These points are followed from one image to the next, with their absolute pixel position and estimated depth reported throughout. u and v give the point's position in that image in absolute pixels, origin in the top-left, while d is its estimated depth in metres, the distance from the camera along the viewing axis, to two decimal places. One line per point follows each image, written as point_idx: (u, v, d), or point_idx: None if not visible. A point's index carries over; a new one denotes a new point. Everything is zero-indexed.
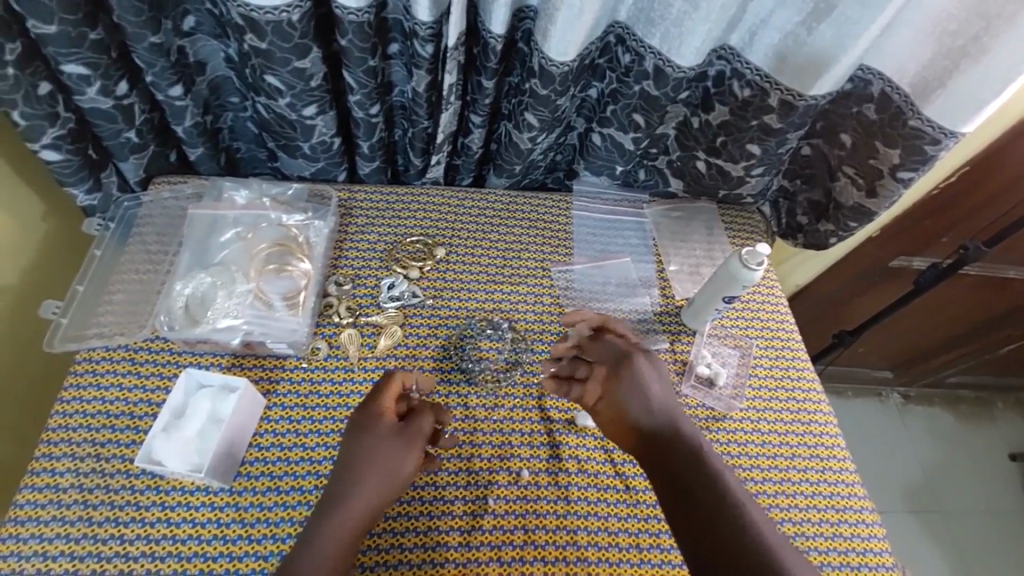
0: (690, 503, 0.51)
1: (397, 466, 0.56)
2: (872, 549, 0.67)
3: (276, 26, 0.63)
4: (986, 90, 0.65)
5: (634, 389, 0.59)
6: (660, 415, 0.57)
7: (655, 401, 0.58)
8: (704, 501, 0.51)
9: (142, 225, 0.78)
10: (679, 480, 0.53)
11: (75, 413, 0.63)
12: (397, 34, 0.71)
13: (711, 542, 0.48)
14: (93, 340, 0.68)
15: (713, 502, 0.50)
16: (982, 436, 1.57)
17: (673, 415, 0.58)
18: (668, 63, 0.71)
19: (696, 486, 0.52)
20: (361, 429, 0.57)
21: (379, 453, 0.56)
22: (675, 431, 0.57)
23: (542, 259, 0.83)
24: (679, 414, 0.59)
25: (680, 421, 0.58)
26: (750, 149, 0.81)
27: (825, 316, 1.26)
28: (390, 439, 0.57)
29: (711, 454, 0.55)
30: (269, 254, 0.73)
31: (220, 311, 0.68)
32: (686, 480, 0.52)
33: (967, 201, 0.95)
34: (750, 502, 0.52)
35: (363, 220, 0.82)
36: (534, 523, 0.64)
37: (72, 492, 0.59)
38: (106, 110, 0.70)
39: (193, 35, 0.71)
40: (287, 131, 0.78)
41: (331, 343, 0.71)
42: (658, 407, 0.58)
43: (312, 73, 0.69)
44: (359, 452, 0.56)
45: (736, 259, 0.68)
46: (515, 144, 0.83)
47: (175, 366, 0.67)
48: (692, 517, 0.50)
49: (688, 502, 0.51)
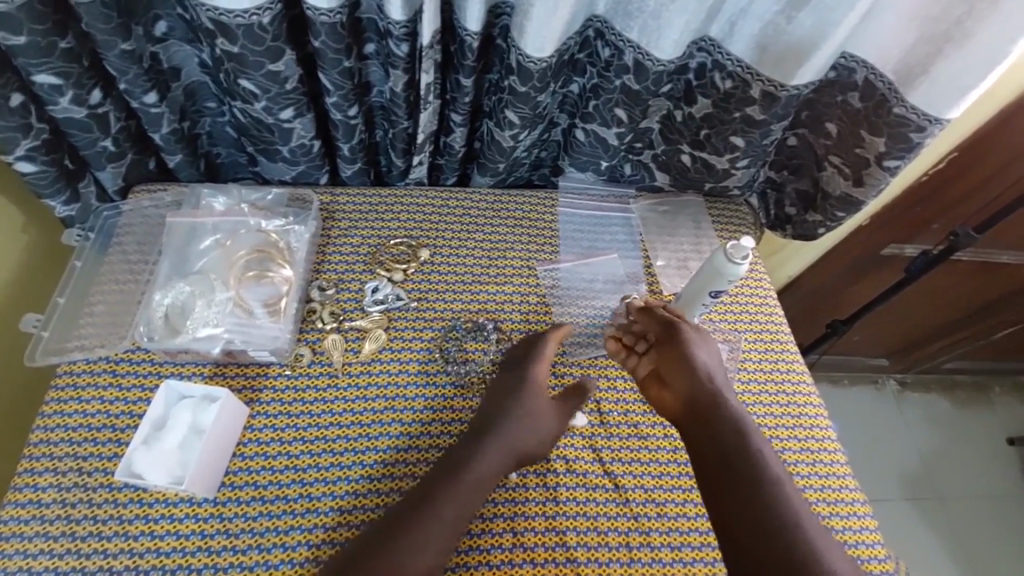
0: (730, 481, 0.57)
1: (544, 430, 0.64)
2: (864, 541, 0.67)
3: (246, 30, 0.62)
4: (971, 75, 0.64)
5: (681, 365, 0.63)
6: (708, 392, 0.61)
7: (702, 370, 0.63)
8: (743, 482, 0.56)
9: (123, 235, 0.77)
10: (723, 461, 0.58)
11: (57, 428, 0.62)
12: (372, 34, 0.70)
13: (744, 519, 0.55)
14: (74, 353, 0.67)
15: (754, 483, 0.56)
16: (979, 421, 1.56)
17: (723, 393, 0.62)
18: (648, 56, 0.70)
19: (737, 467, 0.57)
20: (518, 396, 0.65)
21: (528, 418, 0.64)
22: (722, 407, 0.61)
23: (528, 258, 0.82)
24: (723, 384, 0.63)
25: (729, 399, 0.62)
26: (734, 142, 0.80)
27: (817, 306, 1.26)
28: (540, 408, 0.65)
29: (755, 434, 0.60)
30: (248, 261, 0.73)
31: (199, 320, 0.67)
32: (730, 461, 0.58)
33: (957, 187, 0.94)
34: (789, 484, 0.57)
35: (346, 223, 0.81)
36: (524, 525, 0.63)
37: (55, 507, 0.59)
38: (81, 119, 0.69)
39: (166, 41, 0.70)
40: (265, 135, 0.77)
41: (315, 348, 0.70)
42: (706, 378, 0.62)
43: (286, 76, 0.68)
44: (511, 414, 0.63)
45: (721, 253, 0.67)
46: (497, 143, 0.82)
47: (157, 377, 0.66)
48: (728, 494, 0.56)
49: (727, 480, 0.57)
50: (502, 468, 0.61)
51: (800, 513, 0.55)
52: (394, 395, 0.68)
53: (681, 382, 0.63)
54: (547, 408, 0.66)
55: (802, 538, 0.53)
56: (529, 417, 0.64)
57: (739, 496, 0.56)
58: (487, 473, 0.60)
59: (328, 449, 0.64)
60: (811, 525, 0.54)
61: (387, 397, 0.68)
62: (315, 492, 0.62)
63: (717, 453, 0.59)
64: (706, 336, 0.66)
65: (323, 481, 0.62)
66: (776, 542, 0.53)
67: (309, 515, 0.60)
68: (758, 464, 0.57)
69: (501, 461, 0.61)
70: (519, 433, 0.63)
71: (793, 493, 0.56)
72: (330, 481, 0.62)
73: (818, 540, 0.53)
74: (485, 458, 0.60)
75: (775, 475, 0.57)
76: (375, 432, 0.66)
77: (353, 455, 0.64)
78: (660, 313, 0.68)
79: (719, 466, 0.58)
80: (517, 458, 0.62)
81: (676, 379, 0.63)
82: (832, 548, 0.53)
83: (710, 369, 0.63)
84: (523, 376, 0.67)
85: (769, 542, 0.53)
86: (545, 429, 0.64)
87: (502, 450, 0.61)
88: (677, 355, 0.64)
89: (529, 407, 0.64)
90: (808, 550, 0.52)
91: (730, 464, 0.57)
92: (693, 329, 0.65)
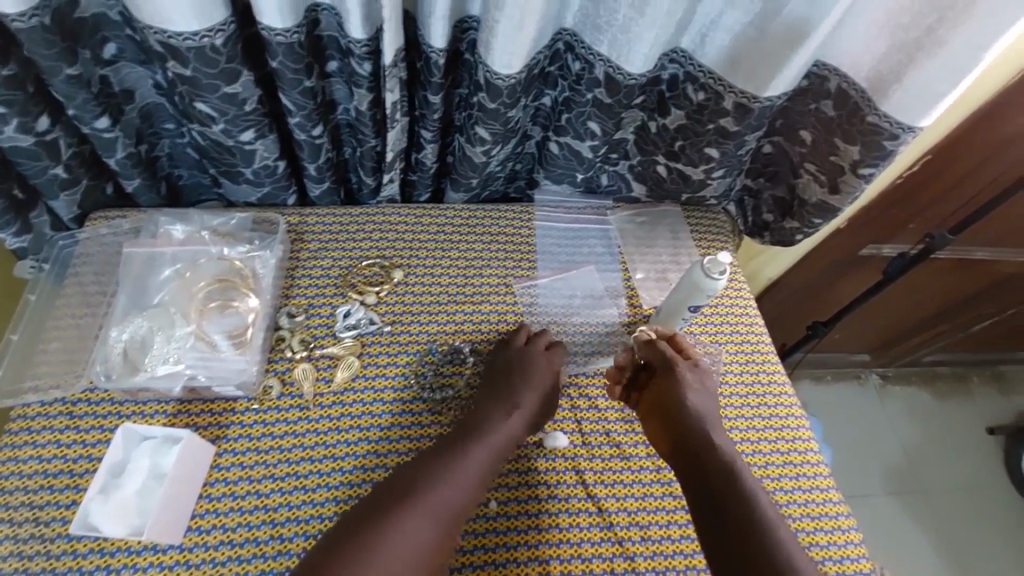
0: (709, 491, 0.60)
1: (542, 408, 0.68)
2: (849, 555, 0.66)
3: (198, 52, 0.59)
4: (943, 83, 0.63)
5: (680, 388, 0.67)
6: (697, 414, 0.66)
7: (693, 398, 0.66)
8: (722, 494, 0.59)
9: (79, 265, 0.73)
10: (707, 482, 0.60)
11: (11, 475, 0.59)
12: (334, 52, 0.68)
13: (724, 528, 0.57)
14: (28, 395, 0.64)
15: (733, 494, 0.59)
16: (960, 412, 1.59)
17: (710, 418, 0.66)
18: (619, 70, 0.69)
19: (717, 481, 0.60)
20: (525, 374, 0.68)
21: (531, 391, 0.67)
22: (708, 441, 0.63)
23: (505, 275, 0.80)
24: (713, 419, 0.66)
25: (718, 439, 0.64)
26: (709, 153, 0.79)
27: (798, 308, 1.26)
28: (543, 383, 0.68)
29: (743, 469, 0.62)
30: (210, 292, 0.71)
31: (157, 358, 0.65)
32: (709, 474, 0.61)
33: (932, 188, 0.94)
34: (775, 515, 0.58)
35: (315, 244, 0.78)
36: (506, 555, 0.62)
37: (11, 561, 0.56)
38: (28, 148, 0.65)
39: (116, 63, 0.67)
40: (227, 158, 0.74)
41: (284, 379, 0.68)
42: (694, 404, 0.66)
43: (244, 98, 0.65)
44: (517, 390, 0.66)
45: (699, 268, 0.66)
46: (469, 158, 0.80)
47: (117, 417, 0.63)
48: (708, 504, 0.59)
49: (705, 492, 0.60)
50: (511, 438, 0.64)
51: (778, 525, 0.57)
52: (368, 425, 0.66)
53: (677, 404, 0.66)
54: (549, 385, 0.69)
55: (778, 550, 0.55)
56: (534, 390, 0.67)
57: (719, 507, 0.58)
58: (470, 474, 0.59)
59: (300, 486, 0.62)
60: (789, 539, 0.56)
61: (360, 428, 0.66)
62: (287, 533, 0.59)
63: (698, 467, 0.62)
64: (702, 370, 0.69)
65: (295, 520, 0.60)
66: (753, 553, 0.55)
67: (281, 557, 0.58)
68: (739, 480, 0.60)
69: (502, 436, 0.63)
70: (523, 406, 0.66)
71: (768, 505, 0.59)
72: (302, 520, 0.60)
73: (794, 552, 0.55)
74: (464, 460, 0.60)
75: (751, 487, 0.60)
76: (349, 465, 0.63)
77: (325, 491, 0.62)
78: (665, 347, 0.70)
79: (698, 478, 0.61)
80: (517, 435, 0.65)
81: (670, 403, 0.66)
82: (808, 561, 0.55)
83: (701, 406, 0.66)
84: (529, 357, 0.70)
85: (747, 553, 0.55)
86: (547, 401, 0.68)
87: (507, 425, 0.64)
88: (676, 381, 0.67)
89: (533, 381, 0.68)
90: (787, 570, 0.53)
91: (711, 477, 0.60)
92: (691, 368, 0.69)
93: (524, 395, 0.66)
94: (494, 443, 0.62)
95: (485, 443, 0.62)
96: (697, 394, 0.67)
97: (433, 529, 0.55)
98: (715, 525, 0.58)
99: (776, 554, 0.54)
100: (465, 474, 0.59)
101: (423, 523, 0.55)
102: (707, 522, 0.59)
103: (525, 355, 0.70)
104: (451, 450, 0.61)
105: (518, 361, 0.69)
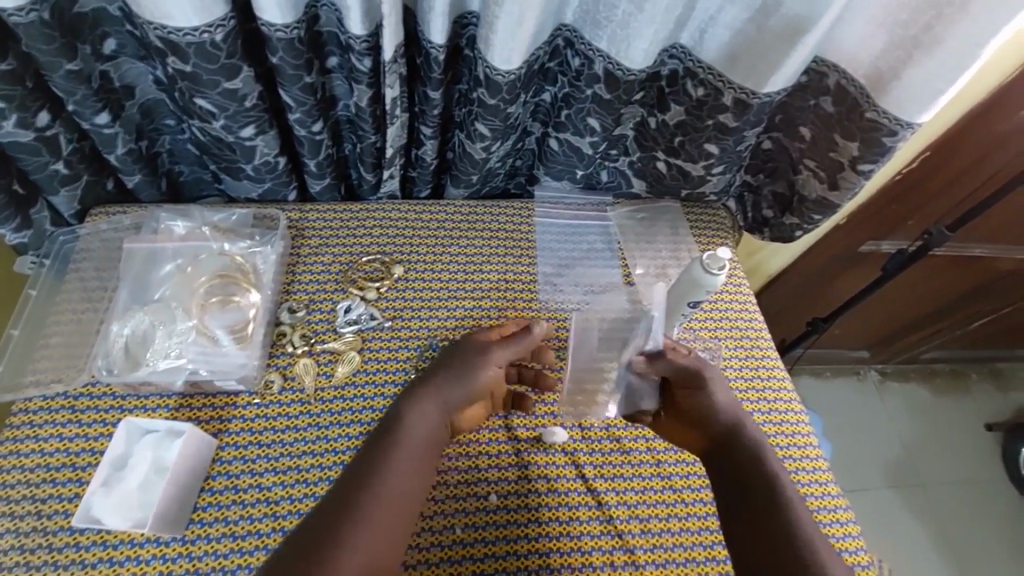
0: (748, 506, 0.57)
1: (477, 386, 0.62)
2: (847, 548, 0.67)
3: (198, 48, 0.59)
4: (941, 79, 0.63)
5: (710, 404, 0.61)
6: (732, 423, 0.61)
7: (722, 405, 0.61)
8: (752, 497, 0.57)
9: (80, 260, 0.73)
10: (741, 480, 0.59)
11: (13, 469, 0.60)
12: (334, 47, 0.68)
13: (758, 536, 0.55)
14: (29, 389, 0.64)
15: (771, 505, 0.56)
16: (958, 408, 1.59)
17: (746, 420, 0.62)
18: (618, 66, 0.69)
19: (749, 478, 0.58)
20: (453, 354, 0.64)
21: (456, 369, 0.62)
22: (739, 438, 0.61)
23: (506, 270, 0.80)
24: (742, 413, 0.63)
25: (751, 436, 0.61)
26: (709, 149, 0.79)
27: (798, 304, 1.27)
28: (468, 360, 0.62)
29: (776, 460, 0.60)
30: (211, 287, 0.71)
31: (159, 353, 0.66)
32: (752, 488, 0.58)
33: (931, 184, 0.94)
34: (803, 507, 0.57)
35: (316, 240, 0.78)
36: (506, 548, 0.62)
37: (12, 554, 0.56)
38: (27, 143, 0.66)
39: (116, 59, 0.67)
40: (227, 154, 0.74)
41: (285, 374, 0.68)
42: (724, 410, 0.61)
43: (244, 94, 0.65)
44: (441, 373, 0.62)
45: (698, 264, 0.65)
46: (469, 155, 0.80)
47: (119, 412, 0.63)
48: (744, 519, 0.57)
49: (742, 502, 0.58)
50: (428, 423, 0.58)
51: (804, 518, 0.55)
52: (368, 419, 0.66)
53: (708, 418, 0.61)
54: (478, 362, 0.62)
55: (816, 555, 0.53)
56: (463, 374, 0.61)
57: (752, 513, 0.56)
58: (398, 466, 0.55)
59: (301, 480, 0.62)
60: (817, 535, 0.55)
61: (361, 422, 0.66)
62: (288, 525, 0.60)
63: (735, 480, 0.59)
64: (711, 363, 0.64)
65: (296, 513, 0.60)
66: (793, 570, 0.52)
67: None
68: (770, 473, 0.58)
69: (422, 419, 0.58)
70: (445, 387, 0.60)
71: (803, 509, 0.56)
72: (303, 513, 0.60)
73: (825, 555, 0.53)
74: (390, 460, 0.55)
75: (790, 496, 0.57)
76: (350, 459, 0.64)
77: (327, 484, 0.62)
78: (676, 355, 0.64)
79: (738, 495, 0.58)
80: (438, 416, 0.59)
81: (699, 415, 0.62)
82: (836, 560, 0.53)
83: (732, 408, 0.62)
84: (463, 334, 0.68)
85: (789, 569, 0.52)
86: (481, 383, 0.62)
87: (427, 409, 0.59)
88: (706, 391, 0.62)
89: (457, 359, 0.63)
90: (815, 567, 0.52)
91: (749, 489, 0.58)
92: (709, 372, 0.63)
93: (444, 377, 0.61)
94: (420, 430, 0.58)
95: (407, 431, 0.57)
96: (724, 396, 0.62)
97: (381, 524, 0.51)
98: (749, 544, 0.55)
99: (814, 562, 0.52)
100: (403, 465, 0.55)
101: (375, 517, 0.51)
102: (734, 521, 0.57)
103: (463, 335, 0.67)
104: (379, 441, 0.57)
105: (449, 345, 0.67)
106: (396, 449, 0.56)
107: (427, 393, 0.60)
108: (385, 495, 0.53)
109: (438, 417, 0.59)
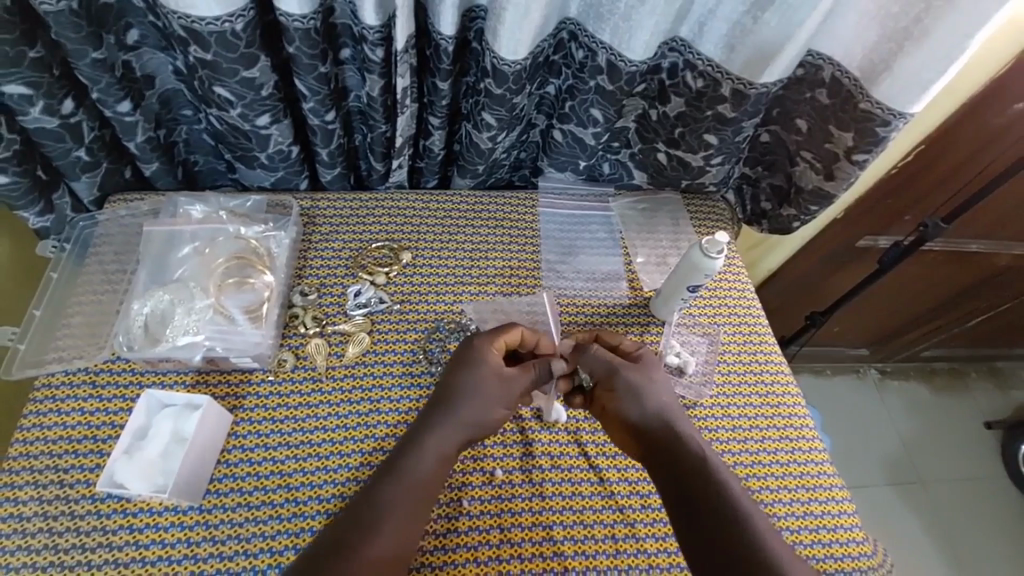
0: (699, 509, 0.56)
1: (497, 408, 0.62)
2: (843, 525, 0.68)
3: (219, 37, 0.62)
4: (932, 70, 0.65)
5: (632, 398, 0.63)
6: (655, 420, 0.62)
7: (650, 405, 0.63)
8: (709, 509, 0.56)
9: (100, 244, 0.76)
10: (692, 493, 0.57)
11: (36, 440, 0.62)
12: (347, 39, 0.71)
13: (715, 544, 0.54)
14: (52, 365, 0.66)
15: (724, 513, 0.55)
16: (956, 406, 1.61)
17: (676, 420, 0.63)
18: (620, 57, 0.71)
19: (701, 490, 0.57)
20: (458, 376, 0.62)
21: (471, 397, 0.61)
22: (686, 452, 0.60)
23: (511, 257, 0.82)
24: (674, 412, 0.64)
25: (696, 452, 0.60)
26: (708, 139, 0.82)
27: (797, 299, 1.29)
28: (488, 389, 0.62)
29: (726, 474, 0.59)
30: (228, 268, 0.74)
31: (179, 329, 0.68)
32: (704, 499, 0.56)
33: (926, 178, 0.96)
34: (762, 520, 0.56)
35: (327, 227, 0.81)
36: (510, 521, 0.64)
37: (36, 520, 0.58)
38: (52, 130, 0.68)
39: (138, 49, 0.69)
40: (242, 142, 0.77)
41: (298, 354, 0.70)
42: (654, 412, 0.62)
43: (261, 83, 0.68)
44: (454, 388, 0.61)
45: (697, 248, 0.68)
46: (476, 145, 0.83)
47: (139, 386, 0.66)
48: (697, 525, 0.55)
49: (695, 515, 0.56)
50: (442, 441, 0.59)
51: (762, 527, 0.55)
52: (378, 397, 0.68)
53: (629, 419, 0.63)
54: (498, 392, 0.62)
55: (773, 548, 0.53)
56: (476, 392, 0.61)
57: (709, 523, 0.55)
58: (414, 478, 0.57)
59: (313, 454, 0.64)
60: (777, 540, 0.54)
61: (371, 400, 0.68)
62: (301, 496, 0.62)
63: (686, 489, 0.57)
64: (647, 364, 0.67)
65: (309, 485, 0.62)
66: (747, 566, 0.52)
67: (296, 519, 0.60)
68: (724, 485, 0.57)
69: (438, 442, 0.59)
70: (456, 412, 0.60)
71: (762, 519, 0.56)
72: (316, 485, 0.62)
73: (783, 551, 0.53)
74: (394, 477, 0.57)
75: (747, 510, 0.56)
76: (360, 435, 0.66)
77: (338, 458, 0.64)
78: (604, 352, 0.67)
79: (692, 508, 0.56)
80: (456, 441, 0.60)
81: (630, 421, 0.62)
82: (792, 552, 0.54)
83: (665, 410, 0.63)
84: (467, 344, 0.65)
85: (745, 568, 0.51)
86: (495, 406, 0.62)
87: (446, 433, 0.60)
88: (631, 394, 0.63)
89: (473, 375, 0.62)
90: (772, 566, 0.51)
91: (703, 500, 0.56)
92: (636, 371, 0.65)
93: (464, 404, 0.61)
94: (431, 450, 0.59)
95: (425, 451, 0.58)
96: (651, 395, 0.63)
97: (399, 529, 0.55)
98: (707, 550, 0.54)
99: (773, 560, 0.52)
100: (402, 484, 0.56)
101: (383, 522, 0.54)
102: (691, 532, 0.56)
103: (468, 349, 0.64)
104: (393, 466, 0.58)
105: (453, 359, 0.64)
106: (403, 469, 0.57)
107: (446, 416, 0.60)
108: (404, 508, 0.55)
109: (460, 440, 0.61)
